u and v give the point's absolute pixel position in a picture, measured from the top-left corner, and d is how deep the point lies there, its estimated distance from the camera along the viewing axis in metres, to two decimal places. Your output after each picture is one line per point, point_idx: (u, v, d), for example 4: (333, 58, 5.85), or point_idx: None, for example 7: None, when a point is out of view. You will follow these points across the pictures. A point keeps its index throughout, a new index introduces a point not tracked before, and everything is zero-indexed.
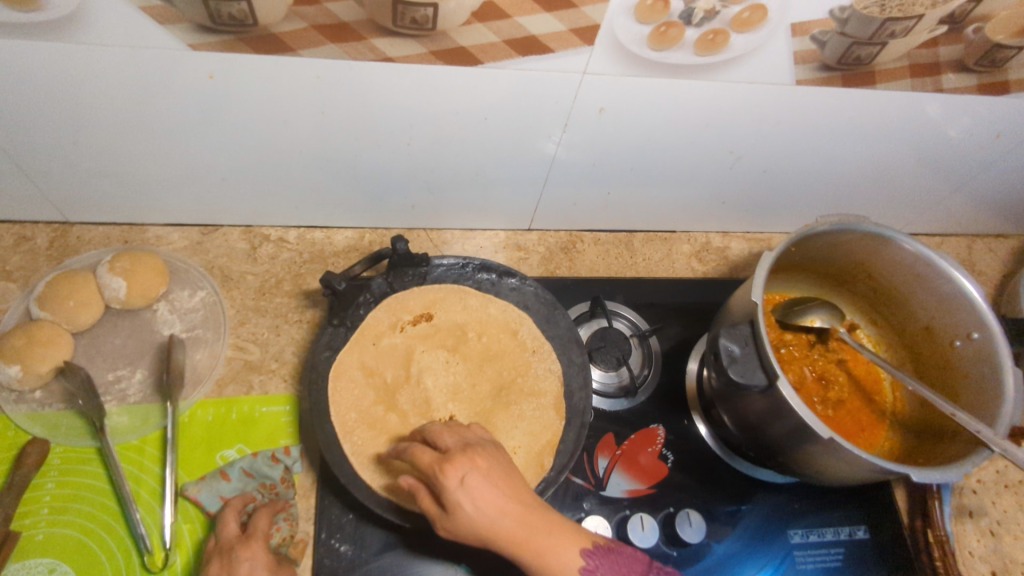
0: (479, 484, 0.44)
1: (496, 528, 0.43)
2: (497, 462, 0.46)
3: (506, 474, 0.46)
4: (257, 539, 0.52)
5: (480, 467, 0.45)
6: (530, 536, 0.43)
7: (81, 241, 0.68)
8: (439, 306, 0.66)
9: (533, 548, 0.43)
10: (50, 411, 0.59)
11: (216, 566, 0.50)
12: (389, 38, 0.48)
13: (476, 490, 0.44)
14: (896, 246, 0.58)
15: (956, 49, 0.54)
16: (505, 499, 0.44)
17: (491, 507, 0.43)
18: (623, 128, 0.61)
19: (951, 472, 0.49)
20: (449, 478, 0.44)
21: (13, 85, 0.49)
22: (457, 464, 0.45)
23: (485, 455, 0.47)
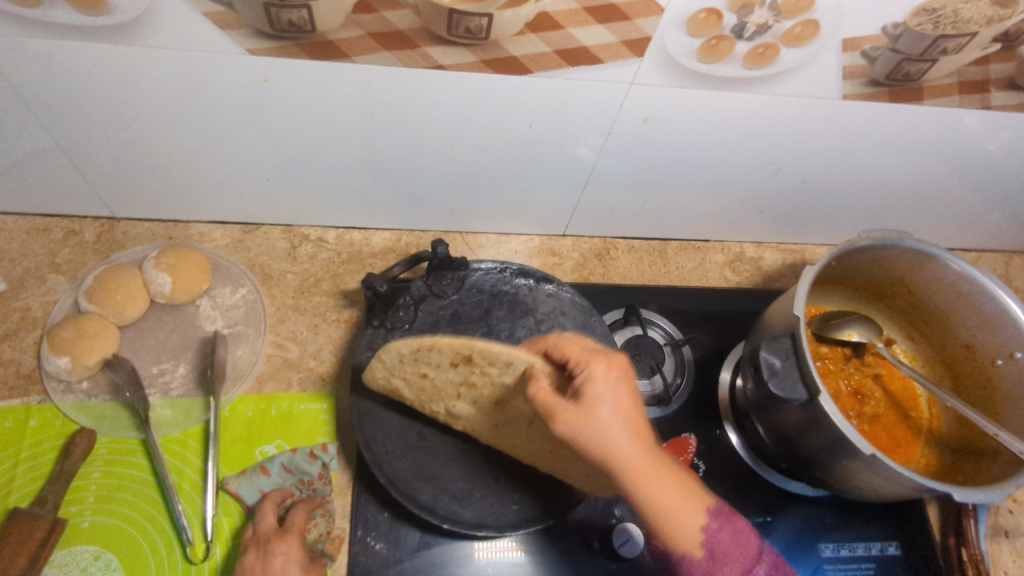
0: (600, 377, 0.43)
1: (615, 449, 0.41)
2: (630, 396, 0.43)
3: (636, 404, 0.43)
4: (294, 534, 0.53)
5: (607, 384, 0.43)
6: (646, 476, 0.41)
7: (127, 236, 0.70)
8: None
9: (642, 480, 0.41)
10: (96, 403, 0.61)
11: (252, 557, 0.51)
12: (442, 46, 0.48)
13: (596, 399, 0.42)
14: (940, 264, 0.58)
15: (1007, 66, 0.54)
16: (625, 428, 0.41)
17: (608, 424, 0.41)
18: (665, 137, 0.62)
19: (994, 492, 0.49)
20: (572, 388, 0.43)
21: (74, 84, 0.51)
22: (591, 356, 0.44)
23: (619, 366, 0.44)
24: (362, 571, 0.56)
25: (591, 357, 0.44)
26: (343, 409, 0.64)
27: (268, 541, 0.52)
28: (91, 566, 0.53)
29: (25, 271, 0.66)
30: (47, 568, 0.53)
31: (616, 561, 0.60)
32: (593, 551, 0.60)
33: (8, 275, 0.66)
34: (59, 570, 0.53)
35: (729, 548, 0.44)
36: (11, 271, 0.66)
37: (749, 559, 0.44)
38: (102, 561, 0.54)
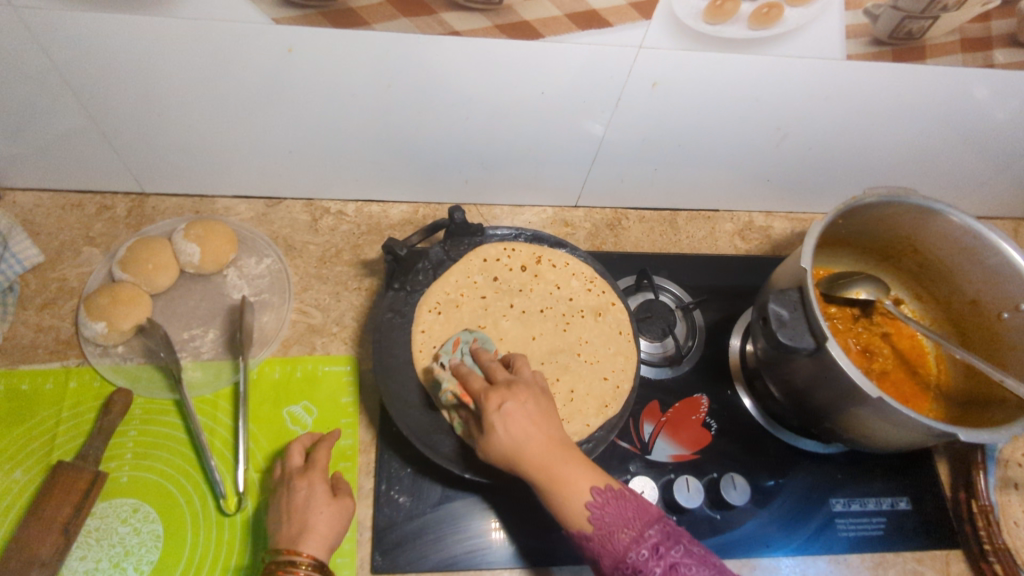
0: (516, 406, 0.48)
1: (522, 449, 0.47)
2: (547, 422, 0.49)
3: (540, 422, 0.48)
4: (314, 470, 0.55)
5: (527, 417, 0.48)
6: (552, 462, 0.47)
7: (156, 210, 0.73)
8: (451, 313, 0.65)
9: (552, 475, 0.47)
10: (131, 365, 0.64)
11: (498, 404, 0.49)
12: (458, 12, 0.51)
13: (512, 422, 0.47)
14: (945, 219, 0.60)
15: (1009, 23, 0.55)
16: (537, 436, 0.47)
17: (521, 434, 0.47)
18: (674, 104, 0.63)
19: (999, 433, 0.50)
20: (495, 397, 0.49)
21: (107, 60, 0.53)
22: (506, 388, 0.50)
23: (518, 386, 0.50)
24: (387, 522, 0.59)
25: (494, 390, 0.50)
26: (365, 371, 0.67)
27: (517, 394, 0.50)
28: (131, 517, 0.56)
29: (61, 244, 0.69)
30: (90, 519, 0.56)
31: None
32: None
33: (45, 247, 0.69)
34: (101, 520, 0.56)
35: (610, 522, 0.45)
36: (48, 243, 0.69)
37: (639, 525, 0.45)
38: (141, 513, 0.57)
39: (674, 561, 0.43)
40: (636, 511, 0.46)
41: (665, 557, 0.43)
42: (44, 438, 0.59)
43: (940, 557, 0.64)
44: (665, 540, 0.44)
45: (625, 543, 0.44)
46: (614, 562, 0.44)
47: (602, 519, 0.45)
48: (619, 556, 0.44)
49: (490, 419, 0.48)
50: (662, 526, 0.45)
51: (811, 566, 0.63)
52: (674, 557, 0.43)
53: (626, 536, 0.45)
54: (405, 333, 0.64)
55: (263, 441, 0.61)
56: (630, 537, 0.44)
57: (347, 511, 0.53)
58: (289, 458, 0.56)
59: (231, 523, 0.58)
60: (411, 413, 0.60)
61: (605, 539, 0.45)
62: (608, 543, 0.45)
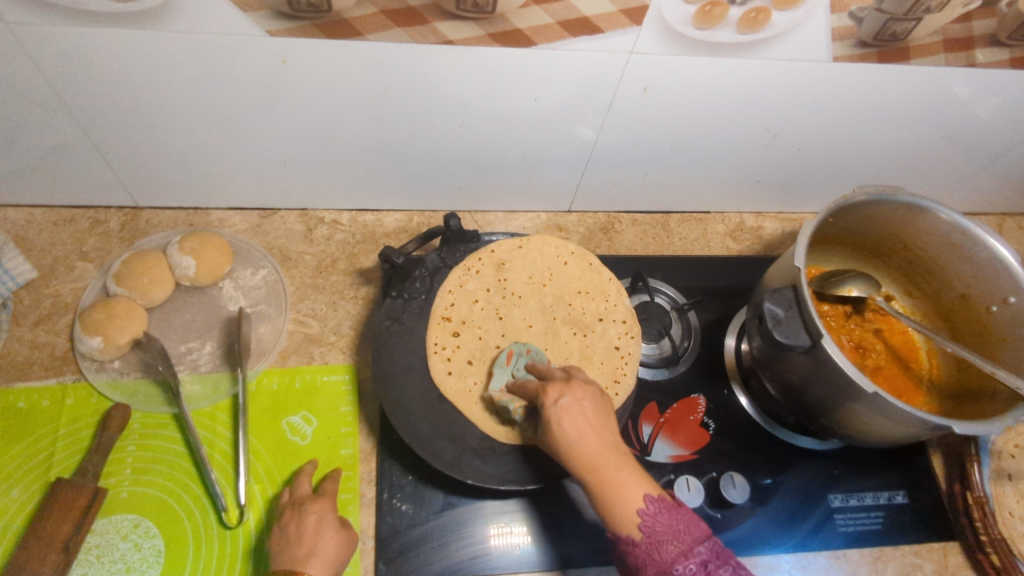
0: (573, 402, 0.47)
1: (574, 447, 0.45)
2: (603, 424, 0.46)
3: (601, 423, 0.46)
4: (327, 499, 0.55)
5: (582, 414, 0.46)
6: (603, 463, 0.44)
7: (149, 224, 0.73)
8: (448, 314, 0.65)
9: (601, 477, 0.43)
10: (128, 380, 0.63)
11: (557, 392, 0.48)
12: (451, 21, 0.51)
13: (566, 418, 0.46)
14: (932, 216, 0.61)
15: (990, 23, 0.56)
16: (591, 436, 0.45)
17: (574, 431, 0.45)
18: (665, 108, 0.64)
19: (993, 425, 0.51)
20: (555, 391, 0.48)
21: (100, 75, 0.53)
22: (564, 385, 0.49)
23: (585, 386, 0.49)
24: (390, 531, 0.59)
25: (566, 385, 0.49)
26: (364, 379, 0.67)
27: (581, 391, 0.48)
28: (131, 533, 0.56)
29: (54, 259, 0.69)
30: (90, 536, 0.55)
31: None
32: None
33: (38, 263, 0.69)
34: (101, 537, 0.56)
35: (660, 533, 0.41)
36: (41, 260, 0.69)
37: (688, 539, 0.41)
38: (142, 528, 0.56)
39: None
40: (687, 524, 0.42)
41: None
42: (42, 455, 0.59)
43: (938, 550, 0.65)
44: (714, 558, 0.40)
45: (673, 555, 0.41)
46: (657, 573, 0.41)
47: (653, 529, 0.41)
48: (666, 569, 0.41)
49: (548, 412, 0.47)
50: (711, 543, 0.41)
51: (811, 562, 0.63)
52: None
53: (675, 549, 0.41)
54: (404, 341, 0.64)
55: (263, 453, 0.61)
56: (678, 549, 0.41)
57: (348, 543, 0.53)
58: (297, 487, 0.57)
59: (233, 536, 0.57)
60: (411, 420, 0.60)
61: (652, 549, 0.41)
62: (654, 553, 0.41)
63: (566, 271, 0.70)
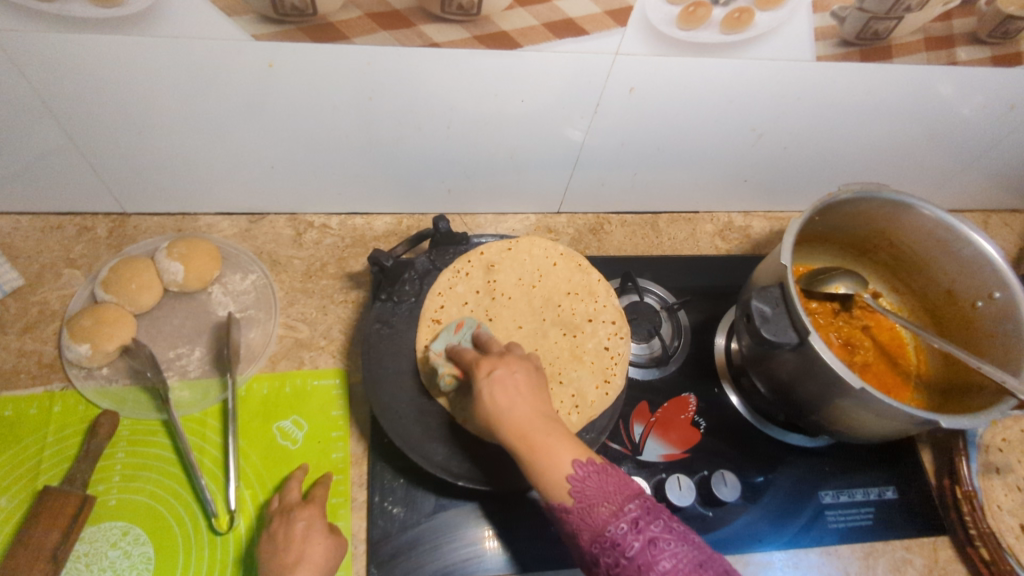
0: (505, 374, 0.48)
1: (506, 416, 0.46)
2: (535, 395, 0.47)
3: (534, 394, 0.48)
4: (316, 505, 0.55)
5: (514, 385, 0.47)
6: (532, 430, 0.45)
7: (137, 230, 0.73)
8: (435, 316, 0.65)
9: (530, 443, 0.44)
10: (117, 387, 0.63)
11: (489, 365, 0.49)
12: (437, 24, 0.51)
13: (497, 388, 0.47)
14: (917, 213, 0.61)
15: (969, 21, 0.57)
16: (523, 405, 0.46)
17: (506, 400, 0.46)
18: (652, 109, 0.64)
19: (979, 419, 0.51)
20: (487, 366, 0.49)
21: (85, 81, 0.53)
22: (498, 359, 0.50)
23: (518, 360, 0.50)
24: (382, 534, 0.58)
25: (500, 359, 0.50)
26: (355, 383, 0.67)
27: (513, 364, 0.49)
28: (121, 541, 0.56)
29: (41, 267, 0.69)
30: (79, 544, 0.55)
31: None
32: None
33: (25, 271, 0.68)
34: (90, 545, 0.55)
35: (591, 496, 0.43)
36: (28, 267, 0.69)
37: (618, 500, 0.42)
38: (131, 535, 0.56)
39: (654, 536, 0.40)
40: (617, 485, 0.43)
41: (644, 531, 0.41)
42: (30, 463, 0.58)
43: (928, 545, 0.66)
44: (645, 514, 0.42)
45: (604, 517, 0.42)
46: (591, 537, 0.42)
47: (584, 492, 0.43)
48: (599, 530, 0.42)
49: (479, 384, 0.48)
50: (642, 501, 0.43)
51: (803, 559, 0.64)
52: (653, 532, 0.41)
53: (606, 510, 0.42)
54: (394, 344, 0.64)
55: (253, 458, 0.61)
56: (608, 510, 0.42)
57: (336, 549, 0.53)
58: (287, 492, 0.57)
59: (224, 542, 0.57)
60: (401, 422, 0.60)
61: (585, 512, 0.42)
62: (587, 517, 0.42)
63: (555, 271, 0.70)
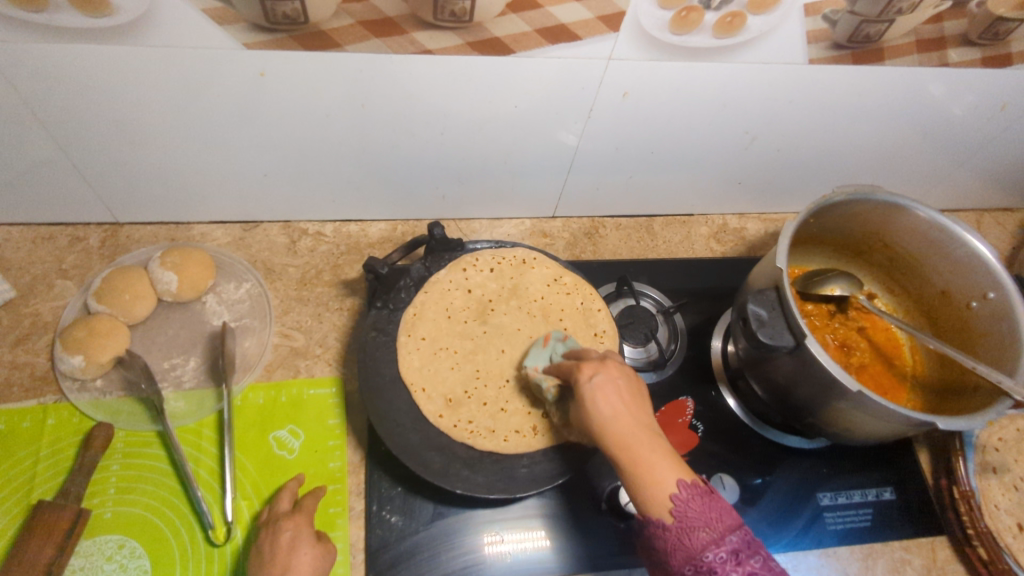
0: (608, 379, 0.48)
1: (608, 426, 0.45)
2: (637, 404, 0.47)
3: (635, 402, 0.47)
4: (302, 516, 0.55)
5: (616, 392, 0.47)
6: (633, 442, 0.44)
7: (130, 240, 0.72)
8: (420, 323, 0.65)
9: (632, 457, 0.43)
10: (111, 399, 0.62)
11: (589, 371, 0.49)
12: (429, 31, 0.51)
13: (599, 396, 0.47)
14: (911, 214, 0.62)
15: (960, 23, 0.57)
16: (625, 414, 0.46)
17: (609, 409, 0.46)
18: (645, 113, 0.64)
19: (976, 420, 0.51)
20: (588, 369, 0.50)
21: (75, 92, 0.52)
22: (601, 362, 0.50)
23: (621, 373, 0.49)
24: (380, 543, 0.58)
25: (603, 365, 0.50)
26: (351, 391, 0.66)
27: (602, 365, 0.50)
28: (116, 554, 0.55)
29: (33, 278, 0.68)
30: (74, 558, 0.54)
31: (624, 521, 0.62)
32: (601, 513, 0.62)
33: (17, 282, 0.68)
34: (85, 559, 0.55)
35: (693, 519, 0.41)
36: (20, 279, 0.68)
37: (720, 529, 0.40)
38: (127, 549, 0.56)
39: (754, 571, 0.39)
40: (720, 512, 0.41)
41: (744, 564, 0.39)
42: (23, 476, 0.58)
43: (926, 545, 0.66)
44: (746, 547, 0.40)
45: (703, 542, 0.40)
46: (685, 558, 0.41)
47: (686, 514, 0.41)
48: (696, 554, 0.40)
49: (582, 390, 0.48)
50: (744, 532, 0.41)
51: (802, 561, 0.63)
52: (753, 566, 0.39)
53: (706, 536, 0.40)
54: (390, 352, 0.64)
55: (250, 469, 0.61)
56: (710, 536, 0.40)
57: (326, 557, 0.53)
58: (277, 503, 0.56)
59: (221, 554, 0.57)
60: (398, 430, 0.59)
61: (683, 535, 0.40)
62: (685, 539, 0.41)
63: (508, 273, 0.70)
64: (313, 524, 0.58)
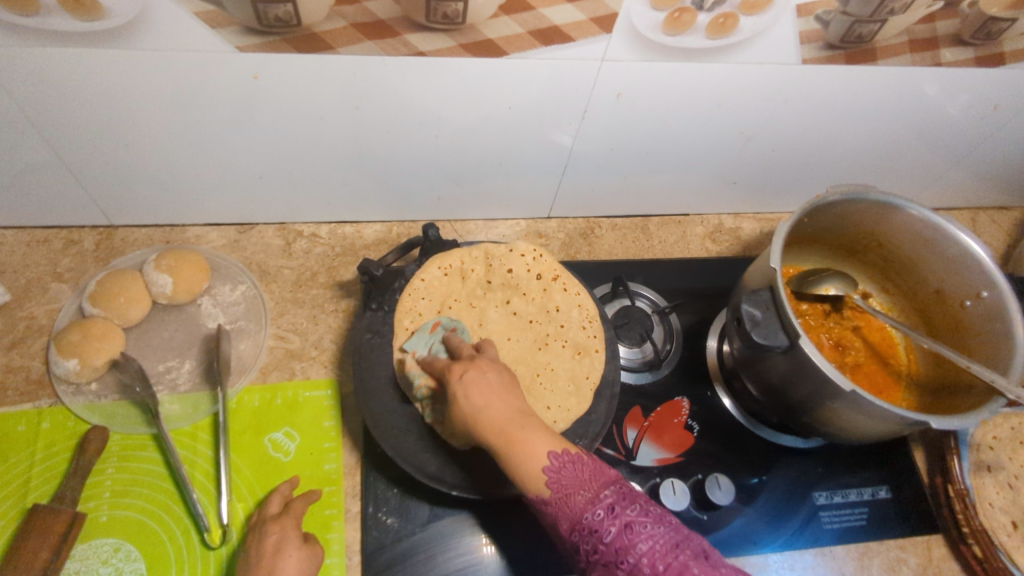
0: (477, 376, 0.49)
1: (480, 416, 0.46)
2: (510, 392, 0.48)
3: (506, 393, 0.48)
4: (287, 517, 0.54)
5: (487, 384, 0.48)
6: (510, 426, 0.45)
7: (125, 242, 0.72)
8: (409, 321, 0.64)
9: (508, 442, 0.45)
10: (106, 403, 0.62)
11: (459, 370, 0.50)
12: (422, 33, 0.51)
13: (470, 389, 0.48)
14: (904, 213, 0.62)
15: (952, 23, 0.57)
16: (497, 402, 0.47)
17: (480, 399, 0.47)
18: (639, 114, 0.65)
19: (970, 419, 0.51)
20: (458, 369, 0.50)
21: (65, 95, 0.52)
22: (470, 362, 0.51)
23: (489, 369, 0.50)
24: (377, 545, 0.58)
25: (470, 364, 0.50)
26: (346, 394, 0.66)
27: (467, 364, 0.50)
28: (112, 558, 0.55)
29: (28, 281, 0.68)
30: (70, 562, 0.54)
31: None
32: None
33: (11, 286, 0.68)
34: (81, 563, 0.54)
35: (567, 485, 0.43)
36: (15, 282, 0.68)
37: (594, 487, 0.43)
38: (122, 552, 0.55)
39: (629, 520, 0.40)
40: (592, 473, 0.44)
41: (620, 516, 0.41)
42: (19, 481, 0.58)
43: (922, 543, 0.66)
44: (622, 500, 0.42)
45: (580, 504, 0.42)
46: (571, 525, 0.42)
47: (560, 482, 0.43)
48: (576, 518, 0.42)
49: (453, 388, 0.49)
50: (619, 488, 0.43)
51: (798, 560, 0.64)
52: (629, 516, 0.41)
53: (581, 498, 0.42)
54: (386, 354, 0.63)
55: (245, 471, 0.61)
56: (585, 498, 0.42)
57: (315, 561, 0.53)
58: (270, 505, 0.56)
59: (216, 556, 0.57)
60: (392, 430, 0.59)
61: (561, 500, 0.43)
62: (563, 506, 0.43)
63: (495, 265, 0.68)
64: (303, 526, 0.58)
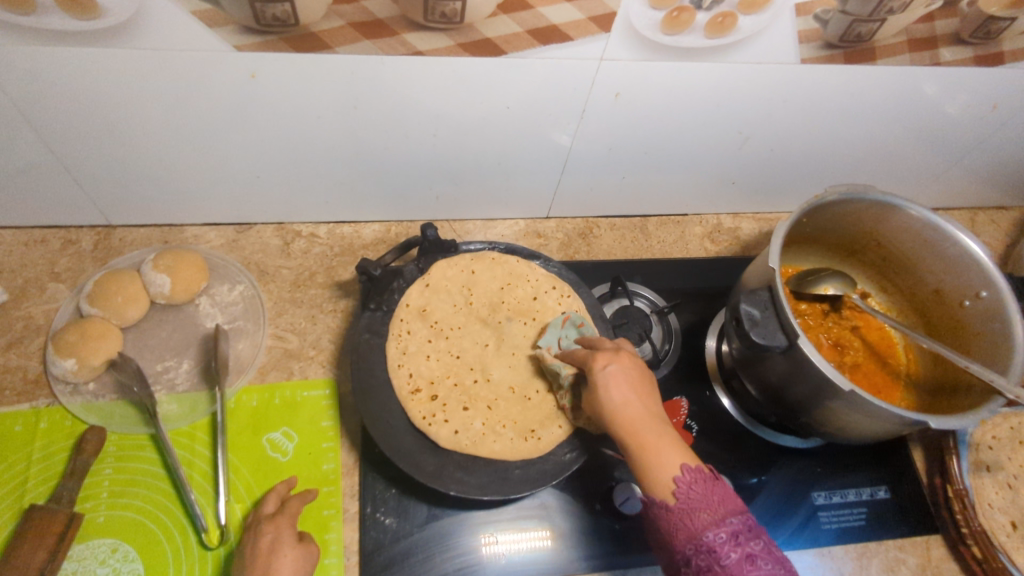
0: (620, 370, 0.52)
1: (617, 411, 0.50)
2: (647, 390, 0.51)
3: (640, 389, 0.51)
4: (283, 516, 0.54)
5: (627, 380, 0.51)
6: (641, 428, 0.48)
7: (123, 242, 0.72)
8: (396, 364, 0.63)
9: (640, 443, 0.47)
10: (103, 403, 0.62)
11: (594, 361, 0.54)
12: (419, 32, 0.51)
13: (612, 383, 0.51)
14: (904, 213, 0.62)
15: (952, 22, 0.57)
16: (636, 402, 0.50)
17: (620, 397, 0.50)
18: (638, 114, 0.65)
19: (968, 418, 0.51)
20: (602, 359, 0.53)
21: (62, 95, 0.52)
22: (613, 353, 0.54)
23: (631, 364, 0.53)
24: (375, 545, 0.58)
25: (611, 356, 0.54)
26: (344, 394, 0.66)
27: (600, 355, 0.54)
28: (110, 559, 0.55)
29: (25, 281, 0.68)
30: (67, 562, 0.54)
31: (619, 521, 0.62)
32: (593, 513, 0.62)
33: (9, 286, 0.68)
34: (78, 564, 0.54)
35: (696, 502, 0.43)
36: (12, 282, 0.68)
37: (722, 512, 0.42)
38: (120, 553, 0.55)
39: (753, 552, 0.40)
40: (721, 496, 0.43)
41: (743, 546, 0.40)
42: (15, 481, 0.57)
43: (921, 543, 0.66)
44: (746, 531, 0.41)
45: (704, 523, 0.42)
46: (688, 539, 0.42)
47: (687, 497, 0.43)
48: (696, 535, 0.41)
49: (595, 377, 0.53)
50: (745, 517, 0.42)
51: (797, 560, 0.63)
52: (752, 548, 0.40)
53: (706, 518, 0.42)
54: (383, 354, 0.63)
55: (243, 471, 0.60)
56: (709, 518, 0.42)
57: (312, 561, 0.53)
58: (267, 505, 0.56)
59: (214, 557, 0.56)
60: (389, 431, 0.59)
61: (685, 516, 0.43)
62: (687, 520, 0.43)
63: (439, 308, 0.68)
64: (301, 526, 0.58)
